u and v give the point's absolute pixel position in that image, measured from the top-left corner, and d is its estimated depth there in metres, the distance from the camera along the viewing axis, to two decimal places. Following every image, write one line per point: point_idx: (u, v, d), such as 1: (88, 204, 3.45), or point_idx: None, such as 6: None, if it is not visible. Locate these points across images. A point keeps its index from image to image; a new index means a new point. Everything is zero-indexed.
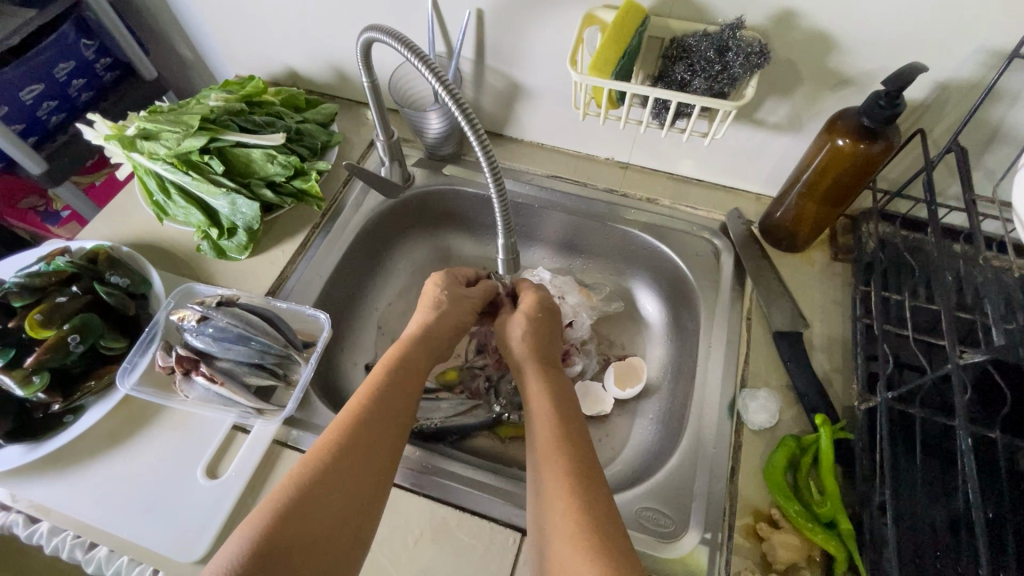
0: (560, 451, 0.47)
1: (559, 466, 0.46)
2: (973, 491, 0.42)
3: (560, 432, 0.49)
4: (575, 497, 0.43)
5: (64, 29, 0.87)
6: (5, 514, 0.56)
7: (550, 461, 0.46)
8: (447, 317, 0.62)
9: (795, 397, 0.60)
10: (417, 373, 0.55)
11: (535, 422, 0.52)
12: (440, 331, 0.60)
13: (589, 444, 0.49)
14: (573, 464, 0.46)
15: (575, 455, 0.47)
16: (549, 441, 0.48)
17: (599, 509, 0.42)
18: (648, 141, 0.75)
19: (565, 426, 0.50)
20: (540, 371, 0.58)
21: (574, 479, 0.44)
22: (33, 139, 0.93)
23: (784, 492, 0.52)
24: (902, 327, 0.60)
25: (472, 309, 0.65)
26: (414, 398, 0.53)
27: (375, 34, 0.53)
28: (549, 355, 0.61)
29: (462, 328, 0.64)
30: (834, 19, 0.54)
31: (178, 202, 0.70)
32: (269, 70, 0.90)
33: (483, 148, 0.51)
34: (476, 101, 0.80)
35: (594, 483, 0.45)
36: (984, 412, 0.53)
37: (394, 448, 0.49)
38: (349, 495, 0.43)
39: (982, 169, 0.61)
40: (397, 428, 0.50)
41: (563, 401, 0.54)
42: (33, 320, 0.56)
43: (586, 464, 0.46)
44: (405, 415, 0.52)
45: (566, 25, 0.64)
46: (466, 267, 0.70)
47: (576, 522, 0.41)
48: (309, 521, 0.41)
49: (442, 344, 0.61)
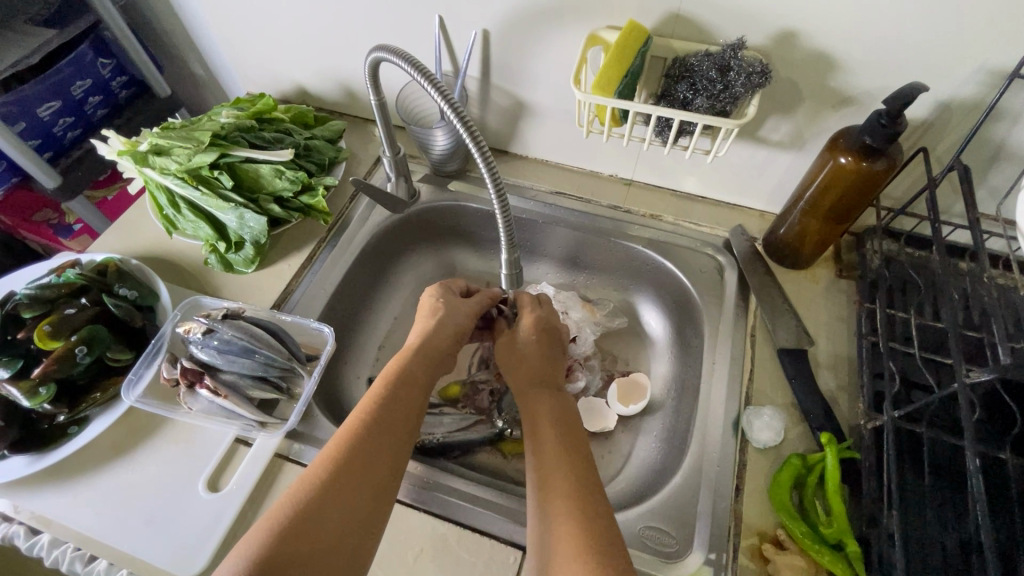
0: (559, 468, 0.47)
1: (558, 483, 0.46)
2: (982, 513, 0.42)
3: (559, 449, 0.50)
4: (575, 513, 0.43)
5: (82, 48, 0.90)
6: (7, 525, 0.56)
7: (551, 481, 0.46)
8: (445, 326, 0.62)
9: (800, 416, 0.59)
10: (421, 385, 0.55)
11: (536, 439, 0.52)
12: (440, 341, 0.60)
13: (588, 461, 0.49)
14: (574, 483, 0.46)
15: (574, 471, 0.47)
16: (550, 460, 0.49)
17: (598, 525, 0.42)
18: (651, 158, 0.76)
19: (563, 442, 0.50)
20: (537, 387, 0.59)
21: (575, 500, 0.44)
22: (49, 154, 0.95)
23: (790, 513, 0.52)
24: (908, 345, 0.59)
25: (472, 315, 0.65)
26: (417, 412, 0.53)
27: (382, 54, 0.54)
28: (553, 370, 0.61)
29: (463, 334, 0.63)
30: (834, 40, 0.55)
31: (188, 215, 0.71)
32: (280, 88, 0.92)
33: (487, 165, 0.51)
34: (482, 118, 0.82)
35: (594, 498, 0.45)
36: (993, 433, 0.52)
37: (397, 461, 0.49)
38: (351, 509, 0.43)
39: (986, 187, 0.61)
40: (401, 441, 0.50)
41: (566, 420, 0.54)
42: (42, 331, 0.57)
43: (585, 480, 0.46)
44: (408, 427, 0.52)
45: (571, 45, 0.66)
46: (455, 280, 0.69)
47: (575, 538, 0.41)
48: (311, 536, 0.40)
49: (446, 353, 0.60)
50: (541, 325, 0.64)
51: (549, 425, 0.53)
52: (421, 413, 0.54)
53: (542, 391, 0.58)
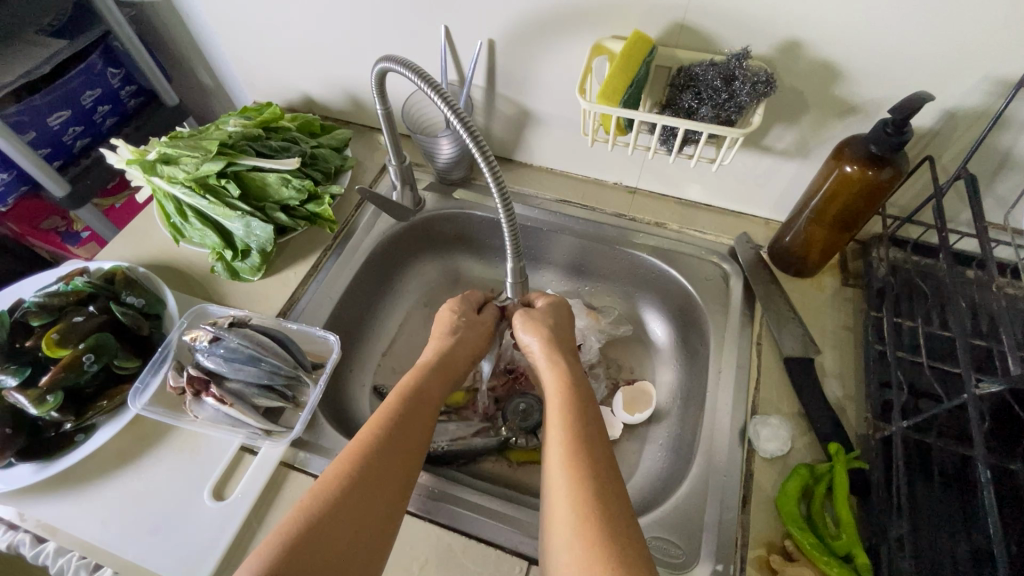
0: (576, 454, 0.46)
1: (576, 469, 0.45)
2: (993, 524, 0.41)
3: (575, 433, 0.48)
4: (590, 503, 0.42)
5: (92, 59, 0.91)
6: (12, 533, 0.56)
7: (567, 461, 0.46)
8: (462, 344, 0.63)
9: (808, 425, 0.59)
10: (431, 399, 0.56)
11: (552, 415, 0.52)
12: (457, 358, 0.61)
13: (604, 445, 0.48)
14: (588, 465, 0.45)
15: (592, 458, 0.46)
16: (564, 437, 0.48)
17: (616, 517, 0.42)
18: (656, 166, 0.76)
19: (580, 426, 0.49)
20: (554, 368, 0.57)
21: (589, 483, 0.44)
22: (58, 163, 0.96)
23: (798, 523, 0.51)
24: (916, 354, 0.59)
25: (486, 336, 0.66)
26: (429, 425, 0.54)
27: (388, 64, 0.55)
28: (571, 353, 0.60)
29: (479, 353, 0.65)
30: (838, 50, 0.55)
31: (194, 224, 0.72)
32: (286, 96, 0.93)
33: (492, 173, 0.51)
34: (487, 127, 0.82)
35: (610, 490, 0.44)
36: (1003, 442, 0.52)
37: (407, 473, 0.49)
38: (369, 516, 0.44)
39: (994, 196, 0.60)
40: (411, 454, 0.50)
41: (586, 398, 0.53)
42: (49, 339, 0.58)
43: (606, 471, 0.46)
44: (421, 442, 0.52)
45: (576, 54, 0.66)
46: (474, 291, 0.70)
47: (592, 526, 0.41)
48: (329, 543, 0.41)
49: (459, 371, 0.61)
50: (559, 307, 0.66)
51: (565, 407, 0.52)
52: (431, 426, 0.54)
53: (561, 373, 0.56)
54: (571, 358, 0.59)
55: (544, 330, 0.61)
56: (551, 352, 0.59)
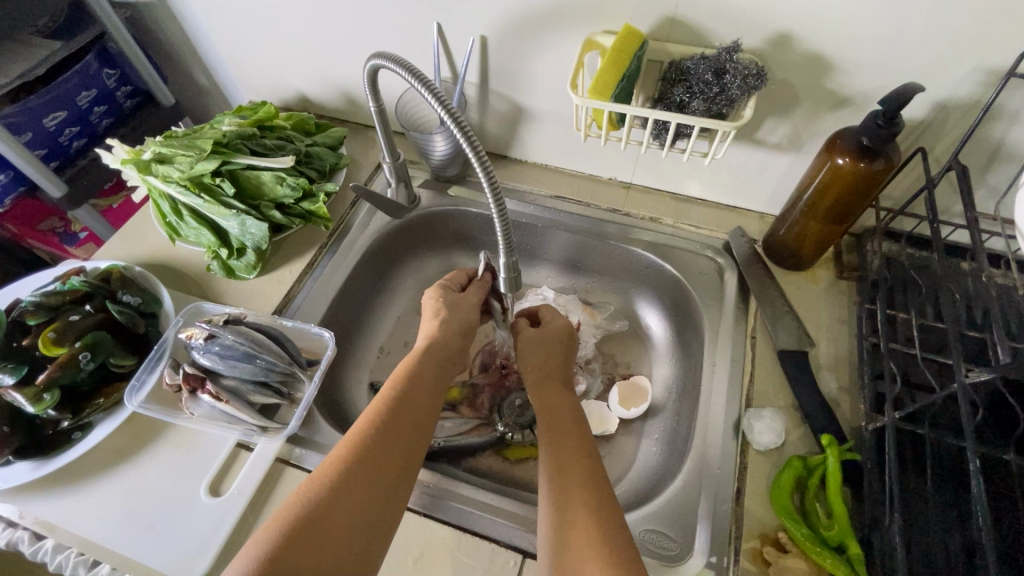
0: (566, 465, 0.49)
1: (567, 477, 0.48)
2: (983, 514, 0.41)
3: (571, 446, 0.51)
4: (586, 510, 0.45)
5: (87, 59, 0.91)
6: (11, 530, 0.56)
7: (563, 471, 0.48)
8: (450, 323, 0.62)
9: (801, 418, 0.59)
10: (434, 386, 0.56)
11: (549, 430, 0.54)
12: (449, 338, 0.61)
13: (590, 455, 0.51)
14: (584, 474, 0.48)
15: (578, 468, 0.48)
16: (561, 452, 0.51)
17: (607, 523, 0.43)
18: (650, 161, 0.76)
19: (569, 441, 0.52)
20: (554, 390, 0.60)
21: (583, 491, 0.46)
22: (55, 163, 0.96)
23: (791, 514, 0.51)
24: (910, 346, 0.59)
25: (475, 312, 0.66)
26: (432, 416, 0.54)
27: (381, 61, 0.55)
28: (560, 369, 0.63)
29: (467, 331, 0.64)
30: (829, 42, 0.55)
31: (190, 223, 0.72)
32: (282, 96, 0.93)
33: (484, 170, 0.50)
34: (481, 124, 0.82)
35: (603, 499, 0.46)
36: (997, 433, 0.52)
37: (410, 462, 0.49)
38: (364, 507, 0.44)
39: (986, 187, 0.60)
40: (414, 446, 0.51)
41: (574, 416, 0.56)
42: (46, 337, 0.58)
43: (591, 477, 0.48)
44: (421, 430, 0.52)
45: (568, 50, 0.66)
46: (455, 273, 0.70)
47: (588, 529, 0.43)
48: (323, 534, 0.41)
49: (456, 352, 0.61)
50: (558, 331, 0.66)
51: (553, 424, 0.55)
52: (434, 416, 0.55)
53: (544, 395, 0.60)
54: (558, 374, 0.62)
55: (539, 353, 0.64)
56: (541, 379, 0.61)
